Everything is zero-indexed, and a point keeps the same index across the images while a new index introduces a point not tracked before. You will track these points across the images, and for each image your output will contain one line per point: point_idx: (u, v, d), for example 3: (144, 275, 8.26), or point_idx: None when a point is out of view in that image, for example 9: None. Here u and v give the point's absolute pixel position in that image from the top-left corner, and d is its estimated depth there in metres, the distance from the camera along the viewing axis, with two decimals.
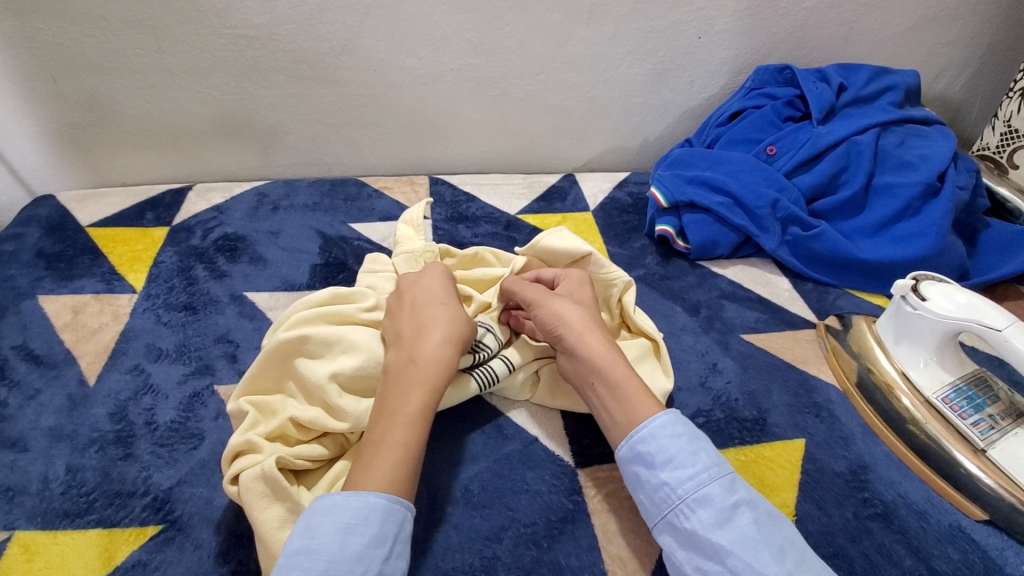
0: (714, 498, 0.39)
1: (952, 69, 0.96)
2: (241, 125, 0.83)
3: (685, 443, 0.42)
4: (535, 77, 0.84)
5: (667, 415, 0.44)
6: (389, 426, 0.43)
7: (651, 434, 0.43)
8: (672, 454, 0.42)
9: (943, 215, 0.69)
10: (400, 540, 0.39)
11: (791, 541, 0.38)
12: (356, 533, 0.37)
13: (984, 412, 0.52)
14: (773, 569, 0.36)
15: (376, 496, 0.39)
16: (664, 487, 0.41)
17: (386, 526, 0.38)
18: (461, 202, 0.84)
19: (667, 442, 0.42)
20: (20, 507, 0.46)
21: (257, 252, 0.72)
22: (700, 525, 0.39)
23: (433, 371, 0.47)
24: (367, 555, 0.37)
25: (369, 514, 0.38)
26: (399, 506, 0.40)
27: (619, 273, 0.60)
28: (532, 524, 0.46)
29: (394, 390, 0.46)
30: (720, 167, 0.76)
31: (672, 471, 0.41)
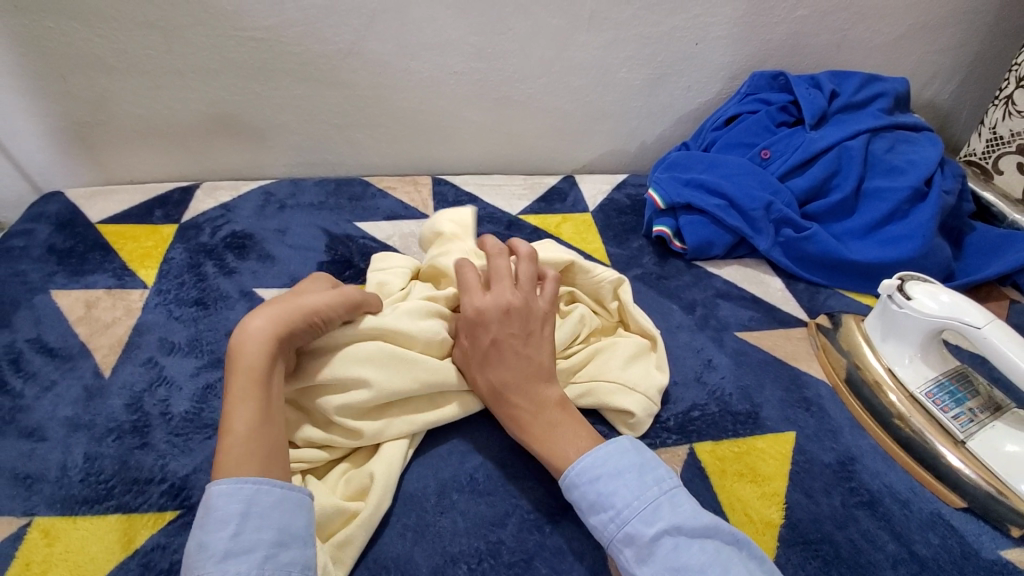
0: (636, 536, 0.40)
1: (941, 77, 0.99)
2: (248, 125, 0.85)
3: (604, 484, 0.43)
4: (537, 80, 0.86)
5: (586, 459, 0.44)
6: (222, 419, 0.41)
7: (574, 483, 0.44)
8: (593, 499, 0.43)
9: (930, 219, 0.72)
10: (254, 514, 0.37)
11: (720, 558, 0.38)
12: (202, 524, 0.37)
13: (964, 406, 0.55)
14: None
15: (218, 483, 0.38)
16: (596, 530, 0.42)
17: (229, 506, 0.37)
18: (463, 202, 0.86)
19: (588, 488, 0.43)
20: (40, 493, 0.48)
21: (265, 250, 0.74)
22: (631, 563, 0.40)
23: (242, 348, 0.42)
24: (214, 541, 0.36)
25: (210, 503, 0.37)
26: (238, 482, 0.38)
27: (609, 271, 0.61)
28: (536, 510, 0.48)
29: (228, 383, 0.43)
30: (716, 170, 0.78)
31: (597, 516, 0.42)
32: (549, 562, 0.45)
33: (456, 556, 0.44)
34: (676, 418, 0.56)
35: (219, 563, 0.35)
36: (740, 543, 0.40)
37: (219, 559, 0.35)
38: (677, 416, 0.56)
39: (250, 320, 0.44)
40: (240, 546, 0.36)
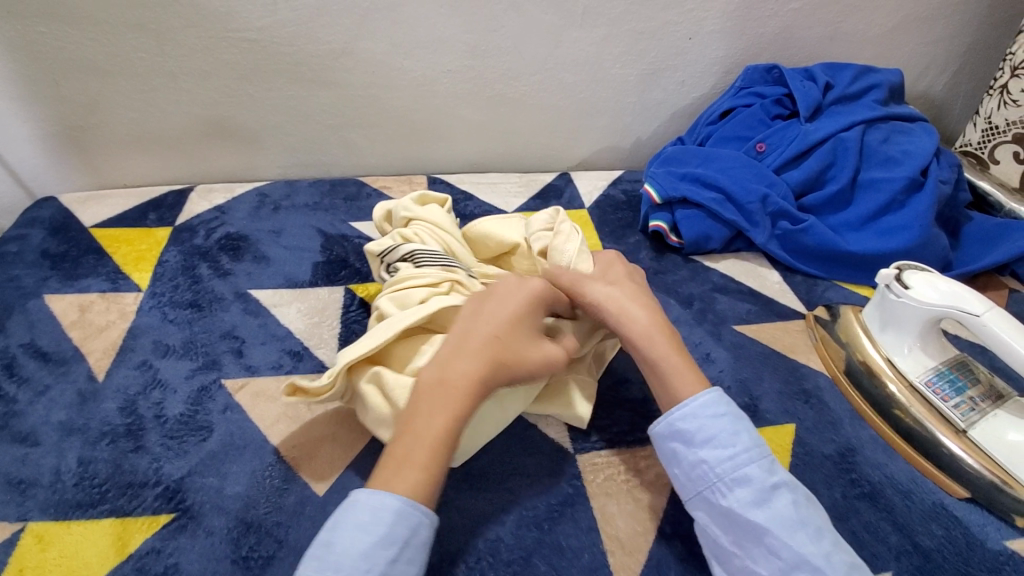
0: (753, 478, 0.42)
1: (935, 67, 0.99)
2: (242, 127, 0.84)
3: (725, 424, 0.45)
4: (530, 78, 0.86)
5: (709, 396, 0.46)
6: (410, 444, 0.43)
7: (693, 413, 0.45)
8: (712, 434, 0.44)
9: (926, 209, 0.72)
10: (412, 546, 0.39)
11: (823, 522, 0.42)
12: (367, 531, 0.39)
13: (965, 395, 0.54)
14: (810, 548, 0.40)
15: (393, 498, 0.40)
16: (703, 465, 0.44)
17: (397, 530, 0.39)
18: (458, 200, 0.86)
19: (709, 423, 0.45)
20: (34, 498, 0.47)
21: (259, 251, 0.73)
22: (737, 505, 0.42)
23: (460, 386, 0.45)
24: (373, 554, 0.38)
25: (381, 514, 0.39)
26: (410, 510, 0.40)
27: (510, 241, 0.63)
28: (534, 507, 0.47)
29: (423, 406, 0.44)
30: (711, 164, 0.78)
31: (711, 450, 0.44)
32: (549, 559, 0.44)
33: (455, 555, 0.44)
34: None
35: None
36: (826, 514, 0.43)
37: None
38: None
39: (463, 362, 0.46)
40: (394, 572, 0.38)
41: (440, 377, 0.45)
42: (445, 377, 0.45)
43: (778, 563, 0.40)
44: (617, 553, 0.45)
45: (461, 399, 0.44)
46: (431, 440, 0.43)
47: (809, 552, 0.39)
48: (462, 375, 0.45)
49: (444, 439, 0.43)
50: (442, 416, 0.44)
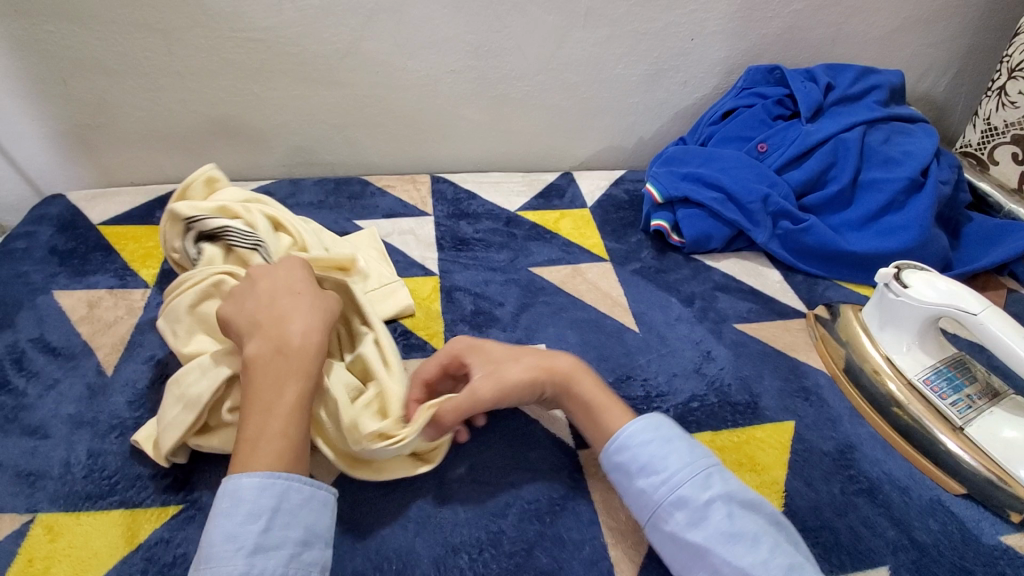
0: (688, 499, 0.42)
1: (936, 69, 0.99)
2: (248, 125, 0.85)
3: (656, 447, 0.45)
4: (533, 78, 0.87)
5: (638, 423, 0.46)
6: (265, 421, 0.42)
7: (624, 444, 0.46)
8: (645, 461, 0.45)
9: (926, 209, 0.72)
10: (283, 511, 0.39)
11: (767, 530, 0.41)
12: (229, 514, 0.38)
13: (962, 393, 0.55)
14: (750, 560, 0.39)
15: (249, 476, 0.39)
16: (643, 493, 0.44)
17: (260, 500, 0.39)
18: (462, 199, 0.86)
19: (639, 451, 0.45)
20: (44, 490, 0.48)
21: None
22: (679, 529, 0.42)
23: (302, 356, 0.45)
24: (241, 532, 0.38)
25: (240, 495, 0.39)
26: (274, 477, 0.40)
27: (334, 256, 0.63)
28: (536, 501, 0.48)
29: (264, 384, 0.43)
30: (712, 164, 0.79)
31: (647, 478, 0.44)
32: (550, 551, 0.45)
33: (458, 547, 0.45)
34: (676, 409, 0.56)
35: (249, 556, 0.37)
36: (773, 519, 0.42)
37: (248, 551, 0.37)
38: (677, 408, 0.56)
39: (291, 338, 0.46)
40: (269, 542, 0.38)
41: (292, 352, 0.45)
42: (280, 348, 0.45)
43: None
44: (617, 546, 0.46)
45: (307, 368, 0.45)
46: (280, 410, 0.42)
47: (748, 564, 0.39)
48: (300, 343, 0.46)
49: (295, 406, 0.43)
50: (288, 388, 0.44)
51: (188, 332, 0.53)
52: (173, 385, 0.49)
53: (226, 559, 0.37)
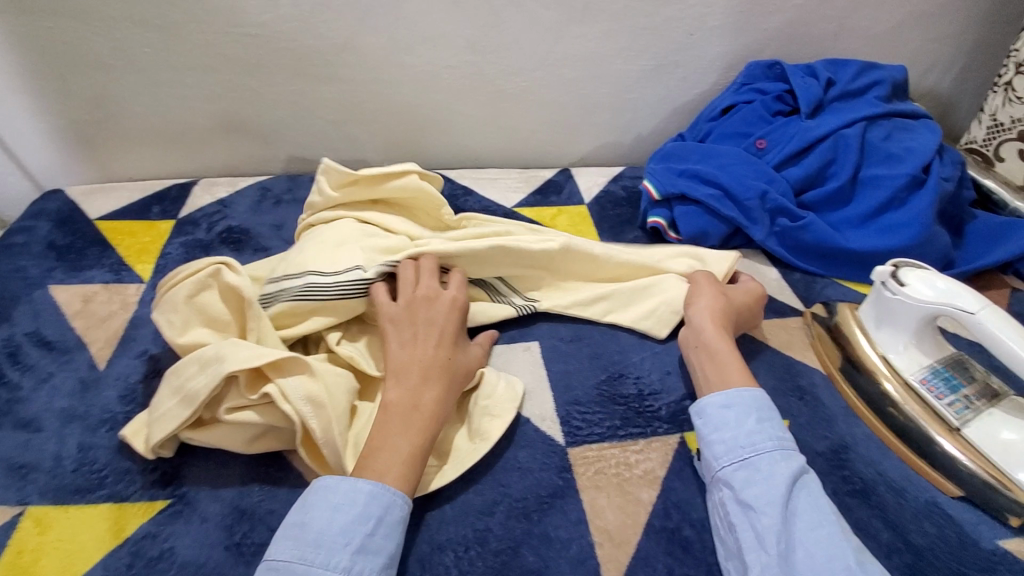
0: (771, 460, 0.45)
1: (942, 64, 0.98)
2: (245, 121, 0.85)
3: (760, 414, 0.48)
4: (531, 73, 0.86)
5: (750, 391, 0.49)
6: (389, 461, 0.44)
7: (733, 398, 0.49)
8: (746, 418, 0.47)
9: (927, 206, 0.71)
10: (386, 523, 0.42)
11: (804, 508, 0.42)
12: (343, 511, 0.41)
13: (960, 393, 0.53)
14: (809, 523, 0.41)
15: (364, 482, 0.42)
16: (737, 442, 0.46)
17: (371, 508, 0.41)
18: (458, 195, 0.86)
19: (745, 407, 0.48)
20: (34, 483, 0.48)
21: (260, 244, 0.75)
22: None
23: (430, 411, 0.47)
24: (350, 531, 0.40)
25: (356, 496, 0.42)
26: (387, 492, 0.42)
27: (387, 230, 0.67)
28: (524, 499, 0.48)
29: (394, 428, 0.46)
30: (710, 161, 0.78)
31: (747, 430, 0.47)
32: (536, 550, 0.44)
33: (445, 544, 0.44)
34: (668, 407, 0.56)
35: (353, 554, 0.40)
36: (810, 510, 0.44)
37: (350, 550, 0.40)
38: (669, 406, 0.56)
39: (426, 391, 0.48)
40: (371, 547, 0.40)
41: (423, 406, 0.47)
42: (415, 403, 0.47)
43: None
44: (604, 546, 0.45)
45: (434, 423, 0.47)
46: (405, 454, 0.45)
47: (808, 526, 0.41)
48: (433, 401, 0.48)
49: (416, 454, 0.45)
50: (411, 437, 0.46)
51: (183, 325, 0.52)
52: (172, 376, 0.49)
53: (330, 552, 0.39)
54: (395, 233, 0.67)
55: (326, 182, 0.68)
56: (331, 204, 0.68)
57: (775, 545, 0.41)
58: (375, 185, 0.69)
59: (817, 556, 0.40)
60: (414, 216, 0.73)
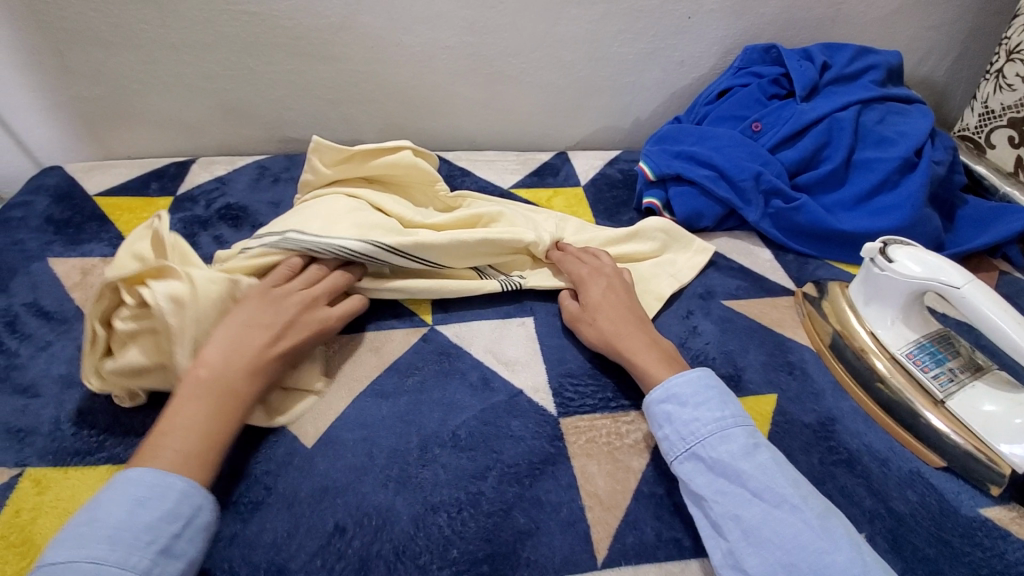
0: (738, 436, 0.44)
1: (938, 51, 0.98)
2: (244, 100, 0.85)
3: (718, 394, 0.47)
4: (528, 55, 0.87)
5: (699, 373, 0.49)
6: (167, 437, 0.42)
7: (688, 380, 0.48)
8: (705, 398, 0.46)
9: (919, 188, 0.72)
10: (196, 525, 0.40)
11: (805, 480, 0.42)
12: (148, 506, 0.38)
13: (945, 366, 0.54)
14: (790, 490, 0.41)
15: (180, 478, 0.40)
16: (695, 422, 0.45)
17: (182, 506, 0.40)
18: (456, 175, 0.87)
19: (701, 388, 0.47)
20: (33, 445, 0.49)
21: (258, 221, 0.76)
22: (723, 458, 0.43)
23: (196, 382, 0.45)
24: (156, 527, 0.38)
25: (165, 490, 0.39)
26: (196, 491, 0.41)
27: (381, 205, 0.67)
28: (516, 464, 0.48)
29: (179, 404, 0.44)
30: (706, 143, 0.78)
31: (704, 410, 0.46)
32: (528, 512, 0.45)
33: (438, 506, 0.45)
34: None
35: (156, 554, 0.37)
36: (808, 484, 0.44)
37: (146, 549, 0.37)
38: None
39: (200, 362, 0.46)
40: (175, 549, 0.38)
41: (223, 376, 0.46)
42: (194, 369, 0.46)
43: (760, 502, 0.40)
44: (595, 509, 0.46)
45: (243, 390, 0.46)
46: (180, 430, 0.43)
47: (789, 492, 0.40)
48: (204, 375, 0.45)
49: (199, 430, 0.43)
50: (205, 407, 0.44)
51: None
52: None
53: (126, 551, 0.36)
54: (387, 207, 0.67)
55: (318, 161, 0.67)
56: (328, 180, 0.69)
57: (758, 515, 0.40)
58: (368, 162, 0.69)
59: (808, 519, 0.39)
60: (409, 194, 0.73)
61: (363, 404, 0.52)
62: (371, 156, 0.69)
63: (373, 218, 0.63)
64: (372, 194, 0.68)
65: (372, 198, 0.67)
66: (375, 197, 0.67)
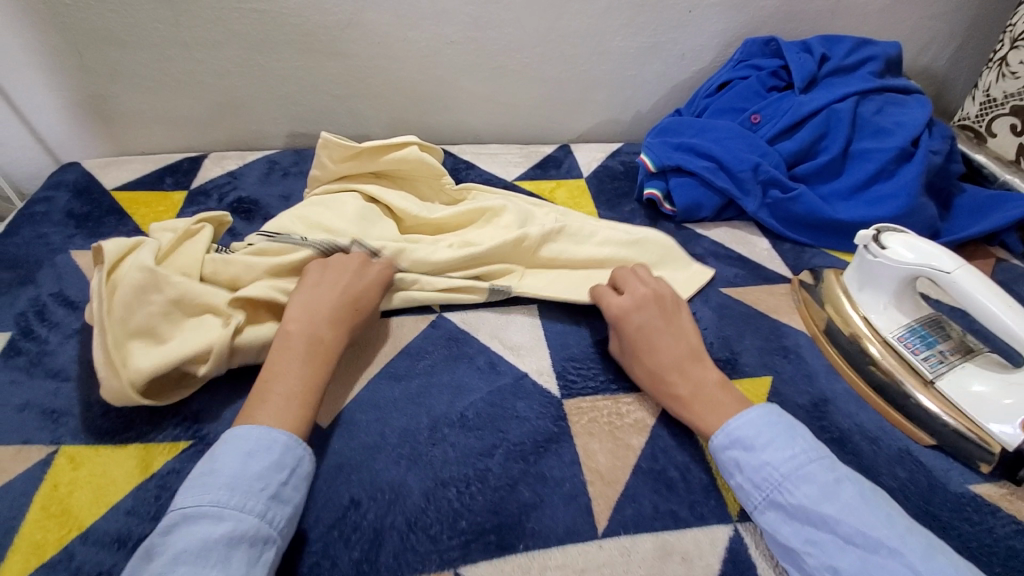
0: (815, 476, 0.42)
1: (937, 41, 0.99)
2: (255, 96, 0.88)
3: (782, 430, 0.45)
4: (531, 50, 0.88)
5: (759, 410, 0.47)
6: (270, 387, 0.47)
7: (747, 421, 0.46)
8: (770, 438, 0.45)
9: (915, 177, 0.73)
10: (296, 475, 0.44)
11: (899, 517, 0.41)
12: (258, 457, 0.42)
13: (934, 348, 0.56)
14: (883, 531, 0.39)
15: (279, 432, 0.44)
16: (766, 467, 0.44)
17: (285, 457, 0.44)
18: (461, 168, 0.89)
19: (765, 429, 0.45)
20: (66, 425, 0.52)
21: (270, 214, 0.78)
22: (805, 502, 0.41)
23: (312, 344, 0.51)
24: (267, 476, 0.42)
25: (272, 444, 0.43)
26: (297, 442, 0.45)
27: (389, 202, 0.69)
28: (521, 442, 0.51)
29: (280, 359, 0.49)
30: (706, 135, 0.80)
31: (773, 453, 0.44)
32: (532, 486, 0.48)
33: (447, 481, 0.48)
34: None
35: (268, 499, 0.41)
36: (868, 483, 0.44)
37: (263, 497, 0.41)
38: None
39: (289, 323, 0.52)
40: (283, 495, 0.42)
41: (311, 331, 0.51)
42: (284, 328, 0.52)
43: (853, 549, 0.39)
44: (595, 485, 0.48)
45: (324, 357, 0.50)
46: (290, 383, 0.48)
47: (882, 534, 0.39)
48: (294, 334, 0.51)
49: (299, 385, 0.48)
50: (301, 362, 0.49)
51: None
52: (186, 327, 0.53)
53: (245, 497, 0.40)
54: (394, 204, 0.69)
55: (326, 157, 0.69)
56: (335, 173, 0.71)
57: (855, 563, 0.38)
58: (376, 157, 0.71)
59: (910, 564, 0.37)
60: (415, 186, 0.76)
61: (375, 387, 0.55)
62: (380, 152, 0.71)
63: (375, 224, 0.67)
64: (380, 189, 0.70)
65: (379, 195, 0.69)
66: (383, 193, 0.69)
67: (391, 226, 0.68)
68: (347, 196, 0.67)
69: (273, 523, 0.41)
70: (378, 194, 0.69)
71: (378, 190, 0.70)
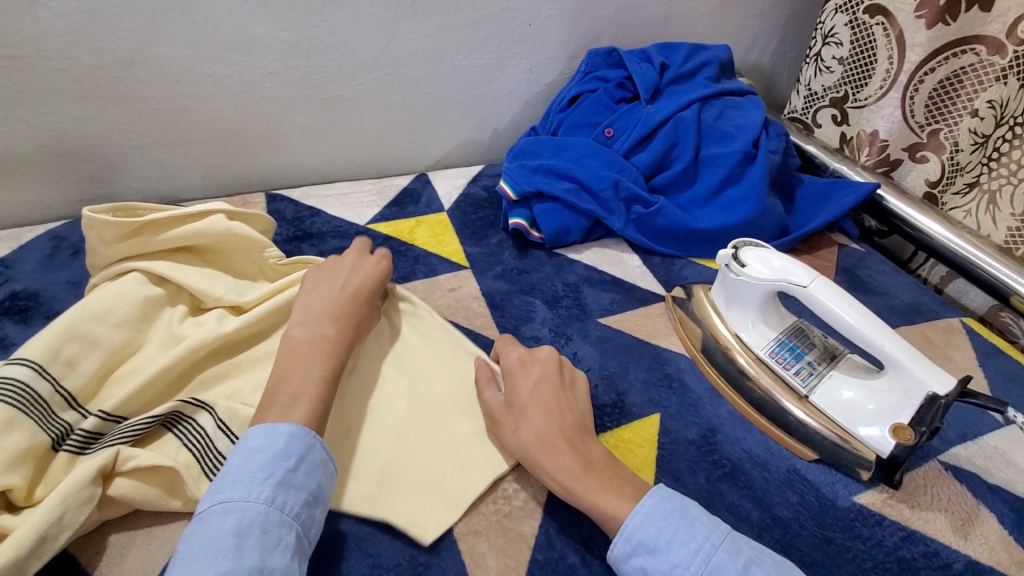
0: (725, 567, 0.39)
1: (762, 38, 1.05)
2: (20, 158, 0.70)
3: (679, 519, 0.42)
4: (367, 76, 0.79)
5: (656, 494, 0.43)
6: (287, 387, 0.46)
7: (646, 518, 0.42)
8: (671, 534, 0.41)
9: (761, 179, 0.75)
10: None
11: None
12: None
13: (803, 360, 0.56)
14: None
15: None
16: (677, 570, 0.40)
17: None
18: (304, 216, 0.78)
19: (665, 521, 0.41)
20: None
21: (55, 309, 0.62)
22: None
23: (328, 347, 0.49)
24: None
25: None
26: None
27: (194, 284, 0.57)
28: (396, 565, 0.44)
29: (295, 359, 0.48)
30: (562, 154, 0.77)
31: (679, 550, 0.40)
32: None
33: None
34: None
35: None
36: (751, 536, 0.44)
37: None
38: None
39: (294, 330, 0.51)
40: None
41: (315, 332, 0.50)
42: (292, 336, 0.50)
43: None
44: None
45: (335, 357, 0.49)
46: (315, 380, 0.47)
47: None
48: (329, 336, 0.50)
49: (320, 382, 0.47)
50: (315, 361, 0.48)
51: None
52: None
53: None
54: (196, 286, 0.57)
55: (97, 238, 0.56)
56: (115, 257, 0.58)
57: None
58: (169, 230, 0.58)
59: None
60: (231, 262, 0.63)
61: None
62: (171, 223, 0.59)
63: (156, 320, 0.55)
64: (178, 269, 0.58)
65: (179, 276, 0.57)
66: (183, 274, 0.57)
67: (168, 308, 0.57)
68: (128, 286, 0.54)
69: (284, 508, 0.39)
70: (174, 276, 0.57)
71: (177, 271, 0.57)
